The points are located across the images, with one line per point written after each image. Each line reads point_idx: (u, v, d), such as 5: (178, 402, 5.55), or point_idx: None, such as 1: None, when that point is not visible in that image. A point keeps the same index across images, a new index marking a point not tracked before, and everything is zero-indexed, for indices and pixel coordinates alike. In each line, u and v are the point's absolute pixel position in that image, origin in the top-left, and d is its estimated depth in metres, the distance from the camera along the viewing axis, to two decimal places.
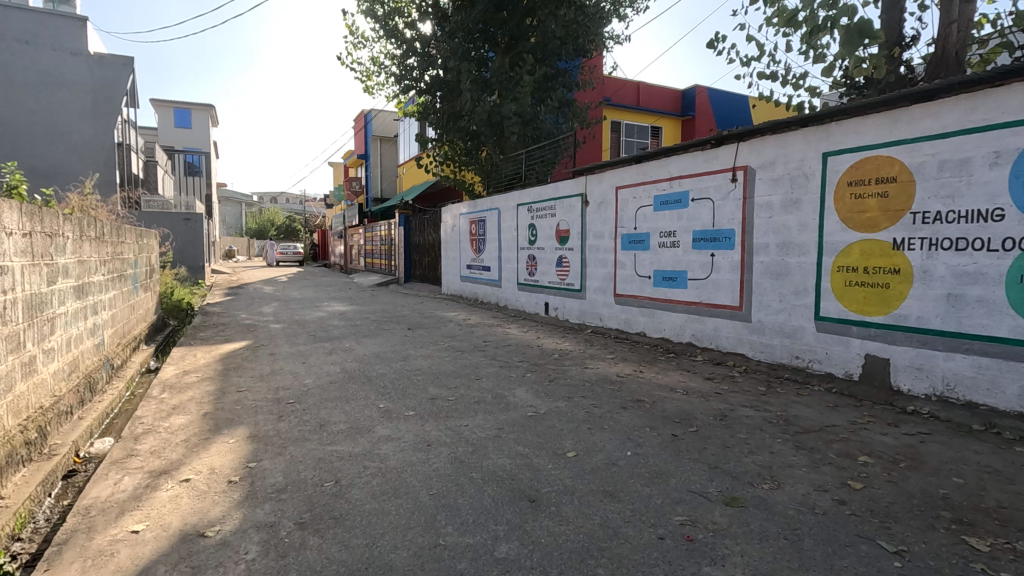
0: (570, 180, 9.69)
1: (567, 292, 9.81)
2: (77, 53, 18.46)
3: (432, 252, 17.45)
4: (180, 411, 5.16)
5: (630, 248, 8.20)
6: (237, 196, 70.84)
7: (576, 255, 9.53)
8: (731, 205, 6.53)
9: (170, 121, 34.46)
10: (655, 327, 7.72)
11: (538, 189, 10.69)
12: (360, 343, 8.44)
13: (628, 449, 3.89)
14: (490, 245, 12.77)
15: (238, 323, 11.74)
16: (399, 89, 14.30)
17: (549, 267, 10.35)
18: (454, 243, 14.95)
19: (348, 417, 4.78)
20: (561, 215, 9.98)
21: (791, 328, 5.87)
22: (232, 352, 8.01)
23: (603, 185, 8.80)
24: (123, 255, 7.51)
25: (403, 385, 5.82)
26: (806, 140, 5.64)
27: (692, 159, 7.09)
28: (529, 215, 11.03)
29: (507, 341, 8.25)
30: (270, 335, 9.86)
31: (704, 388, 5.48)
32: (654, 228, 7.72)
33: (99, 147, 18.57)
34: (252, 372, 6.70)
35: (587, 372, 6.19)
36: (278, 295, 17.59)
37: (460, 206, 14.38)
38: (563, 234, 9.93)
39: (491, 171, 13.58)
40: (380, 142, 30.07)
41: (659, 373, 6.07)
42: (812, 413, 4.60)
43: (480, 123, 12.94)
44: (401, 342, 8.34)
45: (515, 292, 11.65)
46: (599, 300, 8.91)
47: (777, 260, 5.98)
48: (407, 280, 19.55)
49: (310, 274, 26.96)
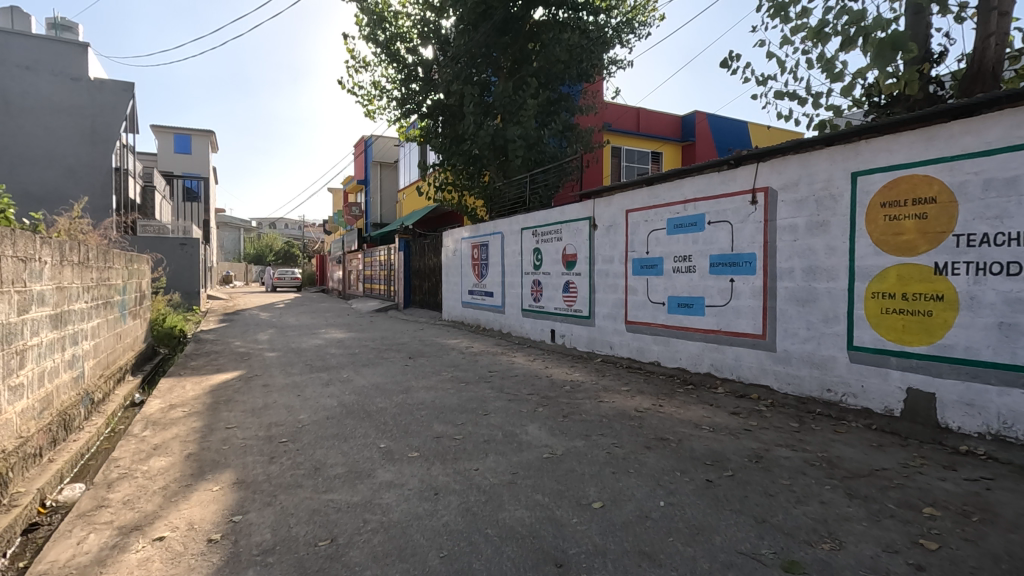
0: (576, 204, 9.40)
1: (574, 318, 9.44)
2: (77, 79, 18.43)
3: (432, 277, 17.10)
4: (161, 452, 4.72)
5: (642, 273, 7.87)
6: (236, 221, 70.82)
7: (584, 280, 9.20)
8: (750, 228, 6.23)
9: (170, 147, 34.50)
10: (670, 356, 7.33)
11: (543, 213, 10.41)
12: (359, 373, 8.02)
13: (660, 498, 3.46)
14: (493, 270, 12.45)
15: (231, 351, 11.29)
16: (401, 113, 14.14)
17: (556, 292, 9.99)
18: (456, 268, 14.61)
19: (345, 459, 4.35)
20: (567, 239, 9.68)
21: (821, 359, 5.47)
22: (223, 384, 7.58)
23: (611, 208, 8.51)
24: (110, 281, 7.14)
25: (405, 421, 5.39)
26: (833, 159, 5.35)
27: (707, 181, 6.81)
28: (534, 239, 10.74)
29: (514, 371, 7.82)
30: (265, 364, 9.43)
31: (732, 424, 5.06)
32: (667, 252, 7.40)
33: (95, 171, 18.38)
34: (243, 406, 6.27)
35: (602, 406, 5.77)
36: (274, 321, 17.17)
37: (462, 230, 14.10)
38: (569, 258, 9.62)
39: (493, 195, 13.32)
40: (380, 167, 30.06)
41: (680, 407, 5.66)
42: (856, 454, 4.18)
43: (483, 147, 12.71)
44: (403, 372, 7.92)
45: (519, 318, 11.26)
46: (609, 327, 8.53)
47: (803, 285, 5.63)
48: (406, 306, 19.16)
49: (308, 300, 26.55)
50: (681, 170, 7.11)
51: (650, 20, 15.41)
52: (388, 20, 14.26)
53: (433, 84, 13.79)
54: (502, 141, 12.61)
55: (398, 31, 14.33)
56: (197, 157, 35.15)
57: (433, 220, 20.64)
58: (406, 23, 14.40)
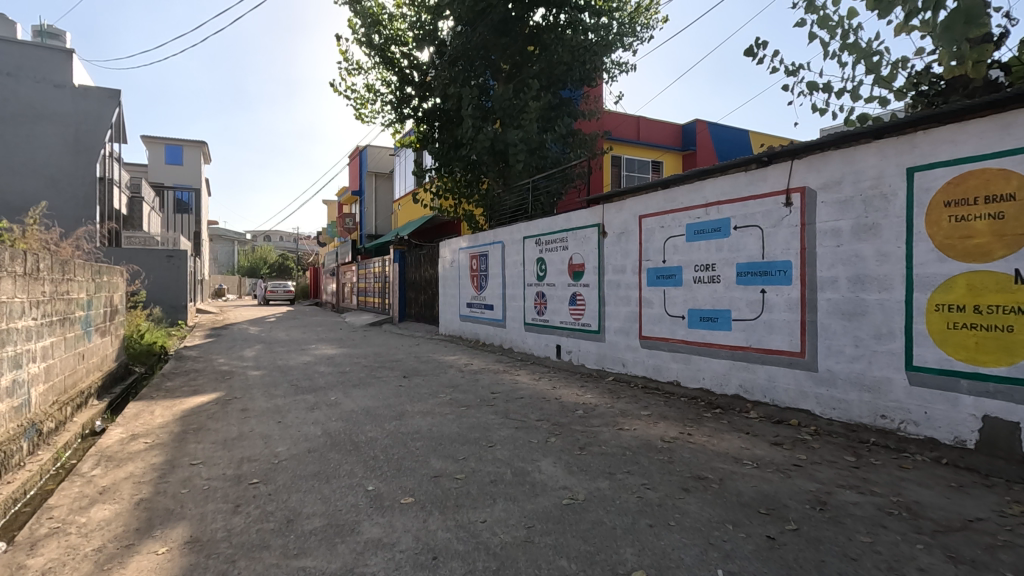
0: (584, 210, 8.76)
1: (582, 333, 8.76)
2: (61, 86, 17.80)
3: (429, 290, 16.40)
4: (108, 497, 3.98)
5: (658, 284, 7.21)
6: (230, 233, 69.89)
7: (592, 291, 8.54)
8: (784, 232, 5.58)
9: (161, 158, 33.82)
10: (692, 375, 6.65)
11: (547, 220, 9.77)
12: (349, 395, 7.30)
13: (715, 565, 2.76)
14: (493, 281, 11.79)
15: (214, 369, 10.53)
16: (395, 117, 13.57)
17: (562, 305, 9.32)
18: (453, 280, 13.94)
19: (326, 507, 3.63)
20: (573, 248, 9.03)
21: (872, 380, 4.80)
22: (197, 409, 6.83)
23: (623, 214, 7.88)
24: (71, 295, 6.42)
25: (397, 455, 4.67)
26: (883, 154, 4.73)
27: (732, 182, 6.18)
28: (537, 248, 10.10)
29: (520, 392, 7.12)
30: (247, 384, 8.68)
31: (777, 457, 4.37)
32: (687, 261, 6.75)
33: (78, 181, 17.68)
34: (214, 436, 5.53)
35: (623, 435, 5.07)
36: (263, 336, 16.37)
37: (460, 240, 13.45)
38: (576, 268, 8.96)
39: (492, 203, 12.67)
40: (375, 177, 29.46)
41: (712, 436, 4.96)
42: (938, 498, 3.49)
43: (481, 152, 12.08)
44: (397, 394, 7.20)
45: (521, 332, 10.57)
46: (622, 343, 7.85)
47: (849, 296, 4.97)
48: (401, 319, 18.44)
49: (300, 313, 25.77)
50: (702, 170, 6.49)
51: (653, 22, 14.93)
52: (384, 22, 13.71)
53: (430, 89, 13.21)
54: (502, 146, 11.97)
55: (394, 33, 13.77)
56: (189, 168, 34.40)
57: (429, 231, 19.98)
58: (402, 25, 13.85)
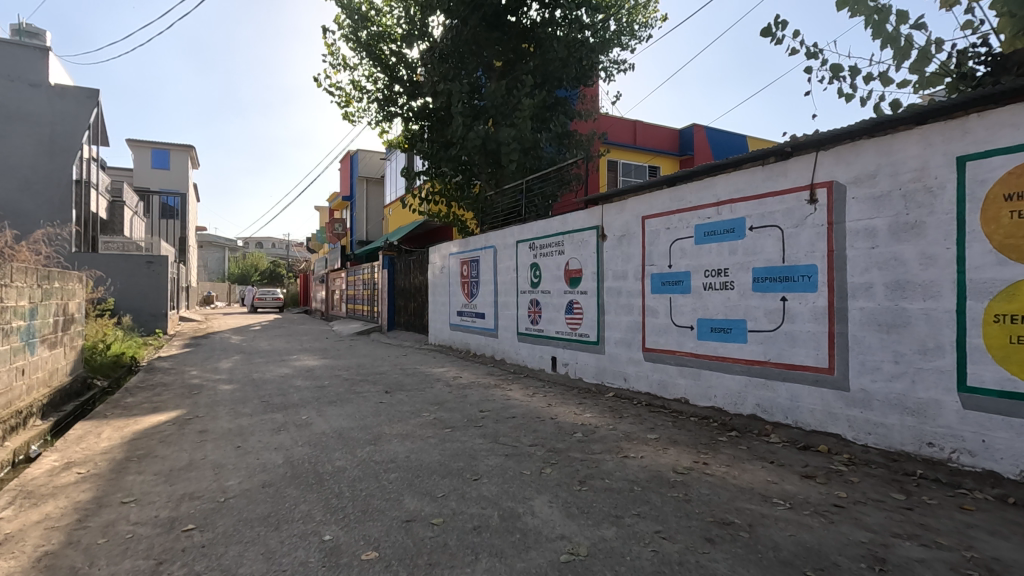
0: (582, 212, 8.13)
1: (580, 343, 8.11)
2: (37, 85, 17.10)
3: (418, 297, 15.72)
4: (7, 550, 3.26)
5: (664, 291, 6.57)
6: (220, 239, 68.91)
7: (591, 299, 7.89)
8: (808, 233, 4.96)
9: (146, 163, 32.69)
10: (702, 392, 6.00)
11: (542, 223, 9.12)
12: (322, 414, 6.60)
13: None
14: (484, 288, 11.14)
15: (183, 383, 9.79)
16: (383, 116, 12.96)
17: (557, 314, 8.66)
18: (443, 287, 13.27)
19: (268, 566, 2.93)
20: (570, 252, 8.38)
21: (916, 402, 4.16)
22: (150, 431, 6.10)
23: (624, 215, 7.26)
24: (7, 303, 5.70)
25: (365, 491, 3.99)
26: (927, 142, 4.12)
27: (747, 178, 5.56)
28: (531, 252, 9.46)
29: (512, 411, 6.45)
30: (214, 400, 7.96)
31: (813, 495, 3.71)
32: (696, 266, 6.12)
33: (53, 183, 16.92)
34: (159, 466, 4.82)
35: (629, 465, 4.40)
36: (244, 346, 15.61)
37: (451, 245, 12.80)
38: (573, 274, 8.31)
39: (484, 206, 12.03)
40: (366, 182, 28.80)
41: (731, 467, 4.30)
42: (1021, 554, 2.84)
43: (472, 151, 11.44)
44: (375, 413, 6.51)
45: (514, 343, 9.91)
46: (624, 356, 7.20)
47: (886, 305, 4.35)
48: (390, 328, 17.73)
49: (288, 322, 24.99)
50: (712, 166, 5.88)
51: (652, 20, 14.43)
52: (372, 18, 13.13)
53: (419, 87, 12.60)
54: (494, 145, 11.34)
55: (383, 29, 13.19)
56: (175, 172, 33.53)
57: (420, 236, 19.30)
58: (391, 21, 13.27)
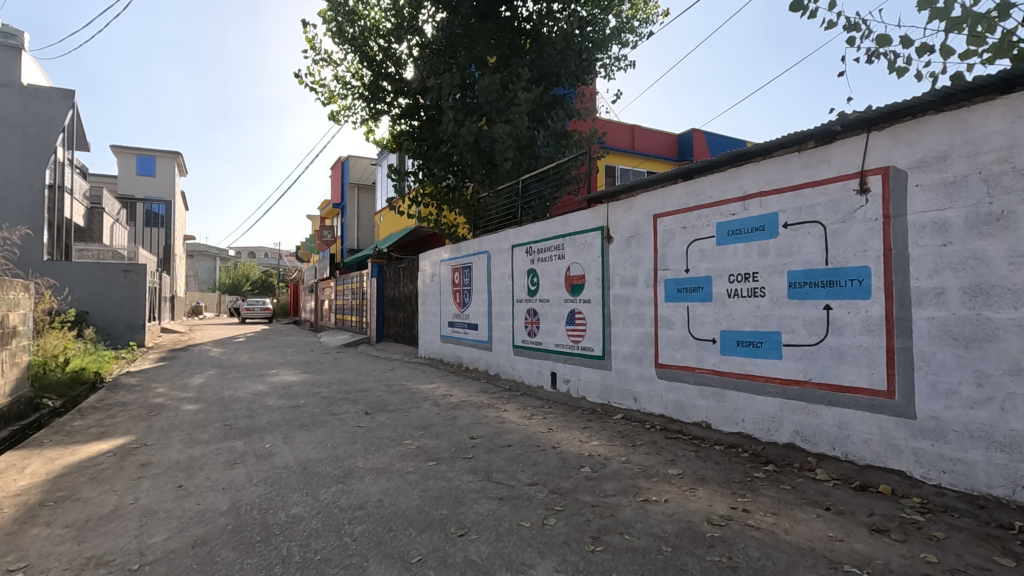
0: (584, 211, 7.35)
1: (583, 358, 7.30)
2: (8, 85, 16.38)
3: (408, 307, 14.89)
4: None
5: (680, 299, 5.77)
6: (212, 249, 67.90)
7: (595, 308, 7.09)
8: (857, 229, 4.18)
9: (131, 169, 31.87)
10: (727, 416, 5.19)
11: (540, 225, 8.34)
12: (288, 441, 5.75)
13: None
14: (477, 297, 10.32)
15: (144, 402, 8.89)
16: (369, 113, 12.16)
17: (557, 325, 7.85)
18: (434, 296, 12.46)
19: None
20: (572, 256, 7.58)
21: (1008, 435, 3.35)
22: (84, 464, 5.21)
23: (632, 214, 6.49)
24: None
25: (320, 553, 3.13)
26: (1014, 114, 3.36)
27: (781, 167, 4.78)
28: (528, 257, 8.66)
29: (507, 437, 5.61)
30: (172, 423, 7.07)
31: (894, 560, 2.88)
32: (718, 269, 5.33)
33: (23, 187, 16.10)
34: (76, 514, 3.94)
35: (652, 513, 3.57)
36: (222, 359, 14.69)
37: (442, 251, 11.99)
38: (575, 281, 7.51)
39: (477, 209, 11.22)
40: (357, 189, 28.03)
41: (779, 515, 3.47)
42: None
43: (464, 150, 10.64)
44: (350, 441, 5.66)
45: (509, 357, 9.09)
46: (633, 373, 6.39)
47: (964, 315, 3.56)
48: (379, 340, 16.88)
49: (274, 333, 24.06)
50: (737, 155, 5.11)
51: (653, 17, 13.81)
52: (358, 12, 12.35)
53: (408, 83, 11.79)
54: (488, 143, 10.55)
55: (370, 23, 12.38)
56: (161, 179, 32.69)
57: (411, 244, 18.50)
58: (379, 14, 12.46)
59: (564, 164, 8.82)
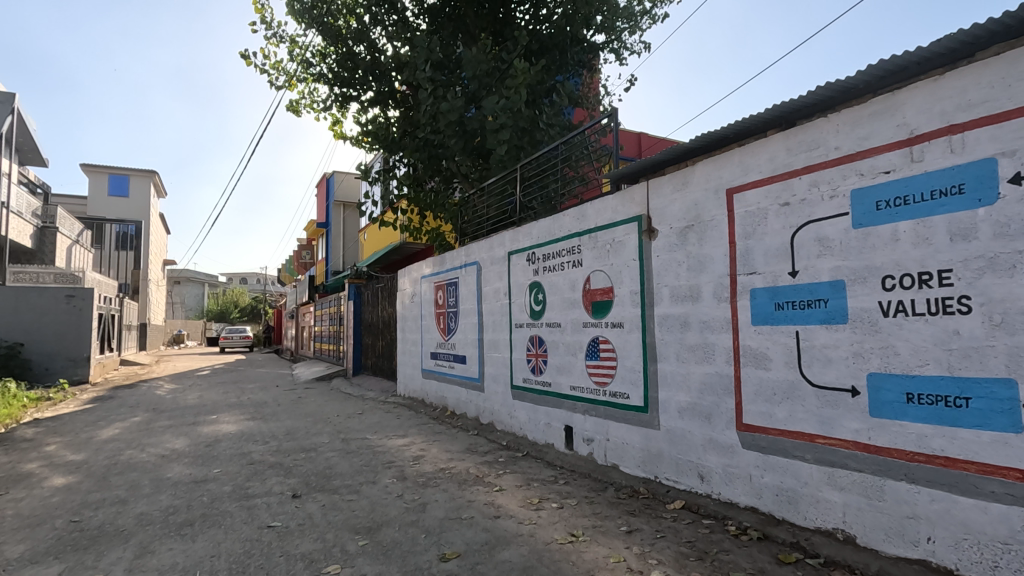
0: (610, 198, 5.18)
1: (613, 409, 5.04)
2: None
3: (386, 335, 12.64)
4: None
5: (780, 320, 3.56)
6: (202, 275, 65.65)
7: (630, 336, 4.85)
8: None
9: (103, 189, 30.06)
10: (893, 529, 2.92)
11: (545, 223, 6.17)
12: (136, 567, 3.44)
13: None
14: (464, 322, 8.12)
15: (9, 468, 6.52)
16: (334, 99, 10.06)
17: (573, 360, 5.60)
18: (414, 320, 10.23)
19: None
20: (592, 263, 5.37)
21: None
22: None
23: (687, 191, 4.30)
24: None
25: None
26: None
27: (995, 75, 2.62)
28: (529, 267, 6.46)
29: (501, 560, 3.29)
30: (3, 513, 4.76)
31: None
32: (858, 269, 3.13)
33: None
34: None
35: None
36: (165, 399, 12.31)
37: (423, 265, 9.78)
38: (598, 297, 5.28)
39: (466, 209, 9.03)
40: (342, 207, 25.97)
41: None
42: None
43: (445, 133, 8.50)
44: (236, 567, 3.36)
45: (506, 401, 6.82)
46: (697, 437, 4.14)
47: None
48: (356, 373, 14.59)
49: (246, 365, 21.68)
50: (896, 67, 2.94)
51: None
52: None
53: (380, 62, 9.73)
54: (477, 124, 8.45)
55: None
56: (137, 201, 30.89)
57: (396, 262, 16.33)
58: None
59: (572, 146, 6.74)
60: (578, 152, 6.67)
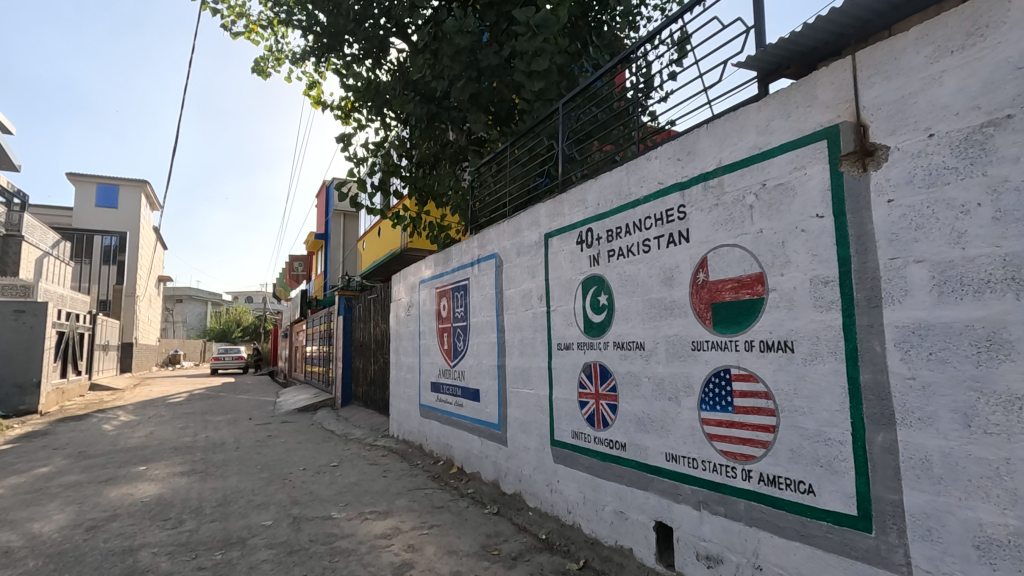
0: (750, 110, 2.81)
1: (768, 511, 2.61)
2: None
3: (379, 357, 10.28)
4: None
5: None
6: (204, 294, 63.94)
7: (815, 370, 2.43)
8: None
9: (90, 199, 28.35)
10: None
11: (610, 180, 3.81)
12: None
13: None
14: (475, 340, 5.74)
15: None
16: (308, 47, 7.77)
17: (672, 409, 3.18)
18: (410, 339, 7.86)
19: None
20: (708, 235, 3.00)
21: None
22: None
23: (989, 40, 1.92)
24: None
25: None
26: None
27: None
28: (582, 251, 4.07)
29: None
30: None
31: None
32: None
33: None
34: None
35: None
36: (105, 439, 9.90)
37: (421, 265, 7.45)
38: (724, 295, 2.88)
39: (481, 181, 6.72)
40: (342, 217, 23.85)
41: None
42: None
43: (451, 71, 6.19)
44: None
45: (542, 466, 4.39)
46: None
47: None
48: (345, 403, 12.19)
49: (230, 390, 19.34)
50: None
51: None
52: None
53: None
54: (495, 60, 6.15)
55: None
56: (123, 212, 28.94)
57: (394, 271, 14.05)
58: None
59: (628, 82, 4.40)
60: (636, 85, 4.29)
